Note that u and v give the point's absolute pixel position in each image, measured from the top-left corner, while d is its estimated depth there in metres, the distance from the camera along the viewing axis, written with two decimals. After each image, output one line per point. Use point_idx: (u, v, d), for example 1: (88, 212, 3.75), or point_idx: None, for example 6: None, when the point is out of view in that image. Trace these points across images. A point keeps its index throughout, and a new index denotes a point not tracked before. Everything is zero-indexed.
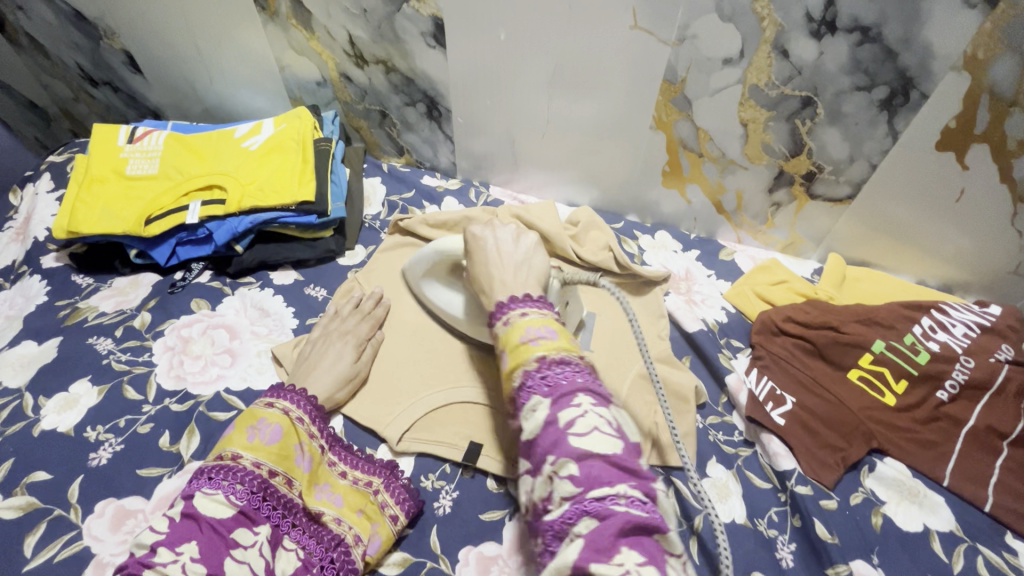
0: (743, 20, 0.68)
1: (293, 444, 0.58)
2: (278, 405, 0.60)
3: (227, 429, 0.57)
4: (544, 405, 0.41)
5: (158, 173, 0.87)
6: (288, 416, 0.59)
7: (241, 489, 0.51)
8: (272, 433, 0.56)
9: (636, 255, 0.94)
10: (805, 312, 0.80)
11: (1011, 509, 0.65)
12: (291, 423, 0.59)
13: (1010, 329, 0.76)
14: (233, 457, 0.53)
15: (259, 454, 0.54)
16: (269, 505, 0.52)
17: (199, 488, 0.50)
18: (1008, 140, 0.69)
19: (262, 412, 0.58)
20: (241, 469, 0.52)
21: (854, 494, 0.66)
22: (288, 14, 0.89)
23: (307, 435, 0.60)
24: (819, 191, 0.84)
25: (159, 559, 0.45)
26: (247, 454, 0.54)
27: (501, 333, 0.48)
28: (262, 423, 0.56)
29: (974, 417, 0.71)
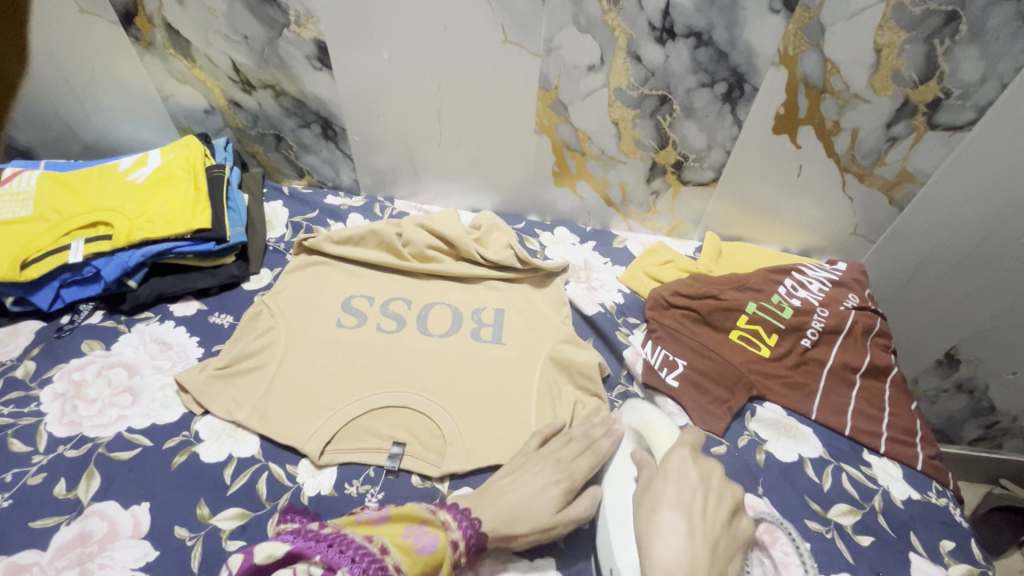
0: (598, 31, 0.77)
1: (434, 567, 0.54)
2: (439, 515, 0.57)
3: (388, 513, 0.57)
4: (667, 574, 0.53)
5: (33, 214, 0.83)
6: (445, 532, 0.56)
7: None
8: (425, 543, 0.54)
9: (539, 251, 1.00)
10: (688, 286, 0.89)
11: (865, 430, 0.77)
12: (443, 536, 0.55)
13: (854, 280, 0.90)
14: (382, 546, 0.52)
15: (404, 558, 0.52)
16: None
17: (344, 564, 0.50)
18: (826, 120, 0.83)
19: (426, 517, 0.56)
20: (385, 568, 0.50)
21: (741, 438, 0.75)
22: (165, 44, 0.88)
23: (450, 555, 0.55)
24: (688, 177, 0.94)
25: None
26: (397, 553, 0.52)
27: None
28: (421, 529, 0.55)
29: (832, 357, 0.83)
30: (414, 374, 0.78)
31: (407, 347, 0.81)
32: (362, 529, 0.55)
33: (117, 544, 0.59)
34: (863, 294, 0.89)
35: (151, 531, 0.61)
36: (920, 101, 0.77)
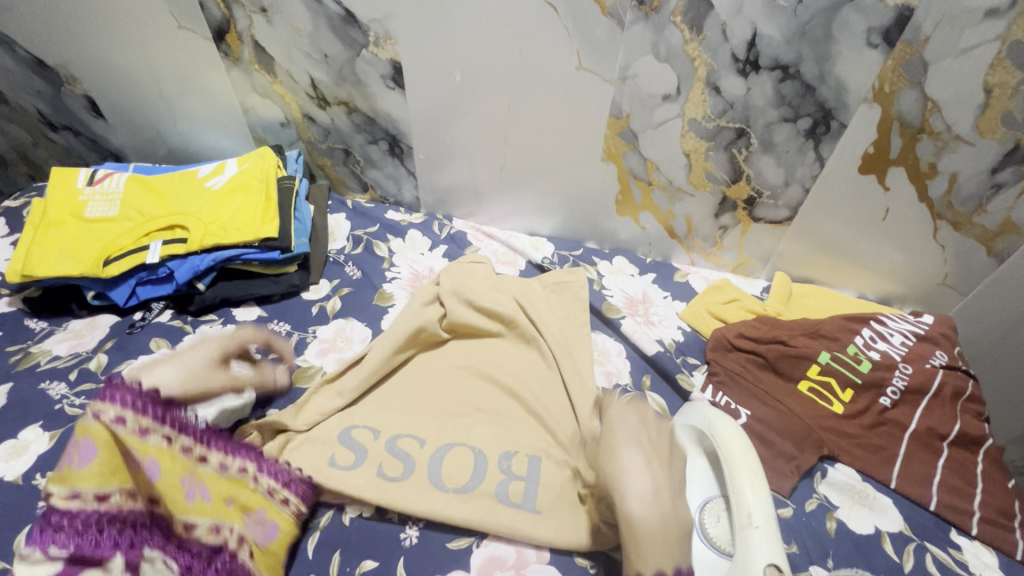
0: (677, 61, 0.74)
1: (122, 456, 0.57)
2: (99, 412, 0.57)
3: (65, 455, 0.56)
4: None
5: (119, 214, 0.88)
6: (108, 425, 0.57)
7: (63, 536, 0.52)
8: (84, 455, 0.55)
9: (596, 280, 0.97)
10: (754, 328, 0.84)
11: (954, 506, 0.69)
12: (113, 438, 0.57)
13: (942, 335, 0.82)
14: (53, 494, 0.54)
15: (74, 484, 0.54)
16: (102, 531, 0.54)
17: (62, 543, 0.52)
18: (921, 162, 0.77)
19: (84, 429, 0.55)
20: (63, 513, 0.53)
21: (809, 501, 0.69)
22: (251, 60, 0.92)
23: (136, 436, 0.58)
24: (760, 214, 0.90)
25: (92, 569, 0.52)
26: (60, 487, 0.54)
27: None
28: (86, 446, 0.55)
29: (915, 421, 0.75)
30: None
31: (451, 399, 0.80)
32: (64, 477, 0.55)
33: None
34: (953, 352, 0.81)
35: None
36: None
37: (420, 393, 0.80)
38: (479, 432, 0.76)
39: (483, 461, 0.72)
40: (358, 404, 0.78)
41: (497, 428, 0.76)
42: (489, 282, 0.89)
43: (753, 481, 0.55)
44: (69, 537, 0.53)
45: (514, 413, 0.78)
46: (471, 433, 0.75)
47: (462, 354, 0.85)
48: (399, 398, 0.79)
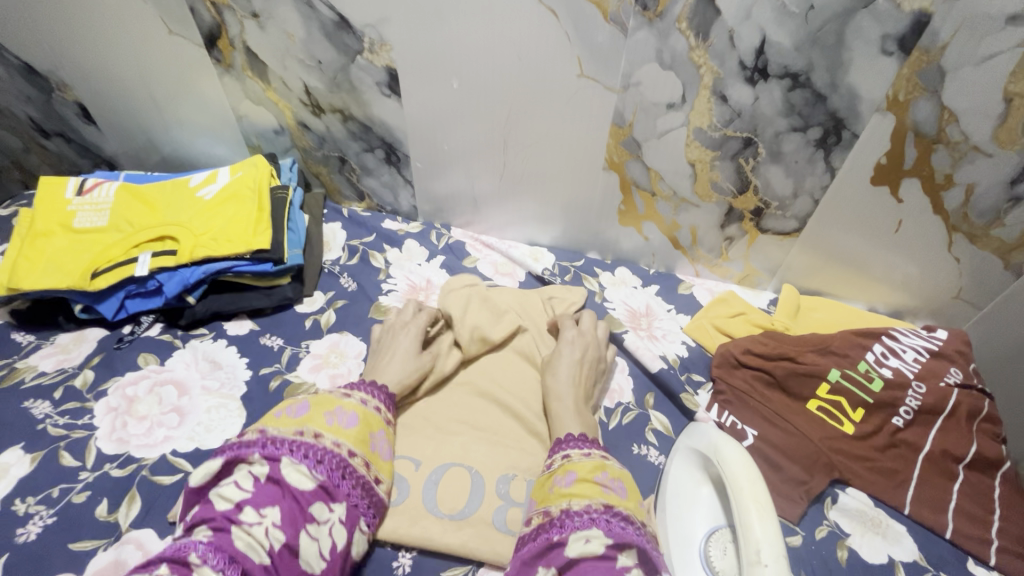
0: (681, 68, 0.72)
1: (369, 431, 0.64)
2: (355, 395, 0.66)
3: (306, 401, 0.63)
4: (599, 538, 0.52)
5: (108, 225, 0.86)
6: (362, 406, 0.65)
7: (323, 465, 0.57)
8: (350, 419, 0.62)
9: (597, 293, 0.95)
10: (762, 344, 0.82)
11: (971, 534, 0.67)
12: (368, 412, 0.65)
13: (956, 352, 0.79)
14: (316, 435, 0.59)
15: (340, 436, 0.60)
16: (346, 484, 0.58)
17: (284, 455, 0.55)
18: (936, 173, 0.74)
19: (343, 399, 0.64)
20: (323, 448, 0.58)
21: (819, 528, 0.66)
22: (243, 66, 0.89)
23: (375, 414, 0.67)
24: (768, 226, 0.87)
25: (244, 517, 0.51)
26: (329, 434, 0.59)
27: (577, 460, 0.61)
28: (307, 401, 0.62)
29: (929, 442, 0.73)
30: None
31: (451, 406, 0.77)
32: (279, 423, 0.60)
33: None
34: (968, 369, 0.78)
35: None
36: None
37: (415, 410, 0.78)
38: (476, 452, 0.73)
39: (480, 485, 0.69)
40: None
41: (494, 447, 0.73)
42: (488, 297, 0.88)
43: (761, 514, 0.52)
44: (327, 469, 0.57)
45: (512, 433, 0.76)
46: (468, 451, 0.73)
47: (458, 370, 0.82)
48: (394, 416, 0.77)
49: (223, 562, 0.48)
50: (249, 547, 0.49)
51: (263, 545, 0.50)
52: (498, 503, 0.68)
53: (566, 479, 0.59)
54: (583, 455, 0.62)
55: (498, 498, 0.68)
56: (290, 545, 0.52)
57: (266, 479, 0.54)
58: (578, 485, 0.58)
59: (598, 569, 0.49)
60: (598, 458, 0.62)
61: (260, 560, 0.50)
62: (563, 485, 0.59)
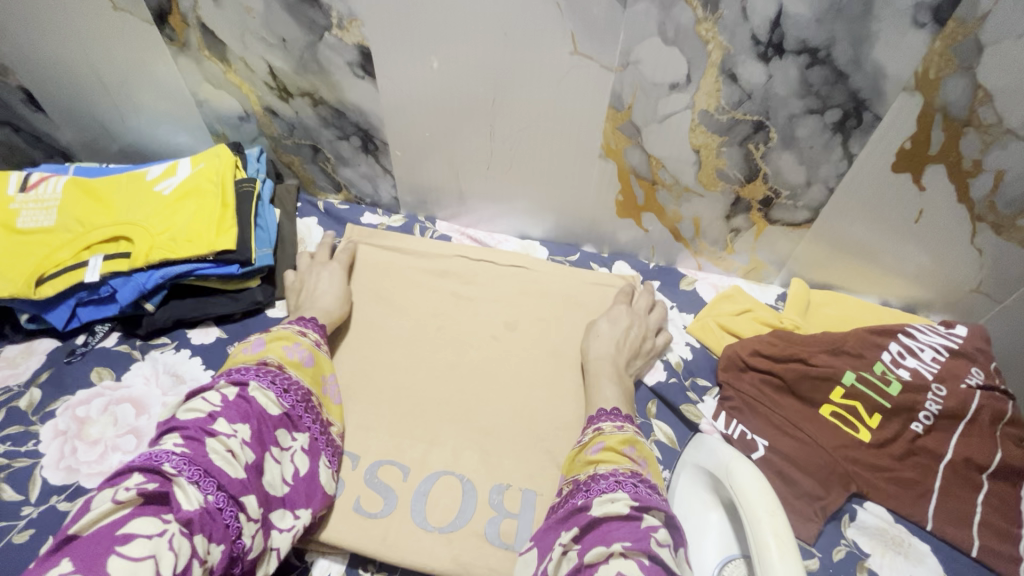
0: (687, 44, 0.64)
1: (324, 375, 0.66)
2: (309, 336, 0.68)
3: (263, 337, 0.64)
4: (625, 501, 0.51)
5: (55, 225, 0.78)
6: (316, 346, 0.68)
7: (286, 394, 0.59)
8: (307, 357, 0.65)
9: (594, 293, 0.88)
10: (771, 345, 0.76)
11: (997, 551, 0.62)
12: (322, 354, 0.68)
13: (977, 351, 0.73)
14: (278, 365, 0.61)
15: (299, 371, 0.63)
16: (309, 417, 0.61)
17: (252, 380, 0.57)
18: (964, 159, 0.67)
19: (301, 338, 0.66)
20: (286, 378, 0.60)
21: (836, 549, 0.62)
22: (200, 45, 0.80)
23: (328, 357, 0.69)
24: (777, 217, 0.80)
25: (218, 431, 0.51)
26: (290, 368, 0.62)
27: (608, 432, 0.61)
28: (264, 338, 0.64)
29: (951, 450, 0.67)
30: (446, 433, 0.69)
31: (439, 416, 0.71)
32: (240, 361, 0.61)
33: None
34: (990, 369, 0.72)
35: None
36: None
37: (399, 415, 0.71)
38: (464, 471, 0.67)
39: (472, 496, 0.64)
40: None
41: (487, 454, 0.67)
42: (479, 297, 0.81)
43: (781, 551, 0.46)
44: (291, 399, 0.59)
45: (504, 437, 0.69)
46: (459, 458, 0.67)
47: (444, 372, 0.75)
48: (379, 416, 0.70)
49: (198, 474, 0.47)
50: (224, 463, 0.49)
51: (238, 460, 0.51)
52: (491, 517, 0.62)
53: (594, 446, 0.59)
54: (614, 428, 0.61)
55: (492, 509, 0.63)
56: (257, 465, 0.53)
57: (234, 398, 0.55)
58: (606, 454, 0.58)
59: (624, 529, 0.49)
60: (629, 433, 0.61)
61: (236, 475, 0.50)
62: (590, 452, 0.59)
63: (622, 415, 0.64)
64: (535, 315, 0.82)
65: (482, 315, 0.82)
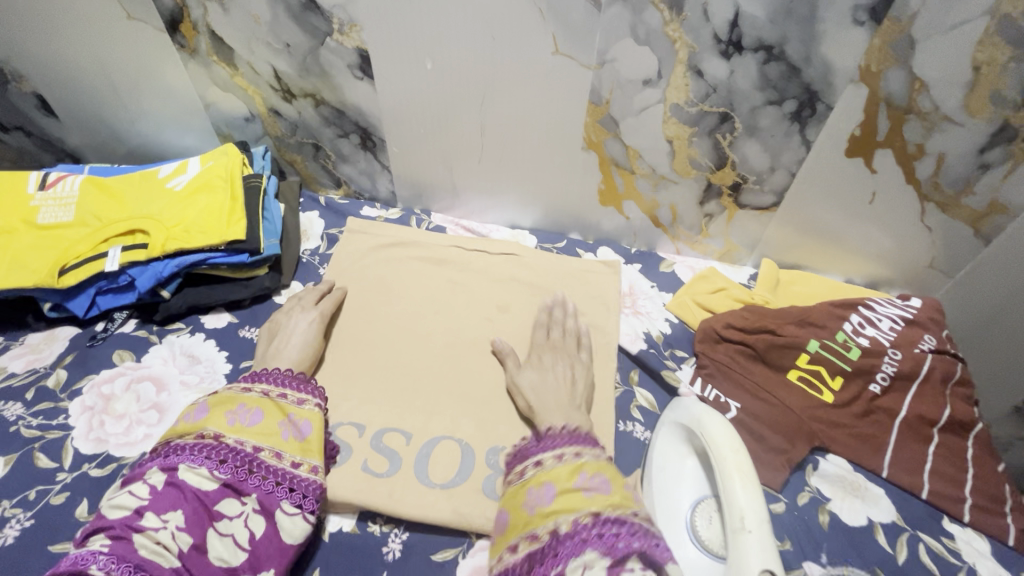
0: (657, 43, 0.71)
1: (278, 422, 0.61)
2: (256, 389, 0.63)
3: (206, 402, 0.61)
4: (599, 564, 0.46)
5: (75, 220, 0.83)
6: (265, 397, 0.63)
7: (225, 465, 0.56)
8: (251, 416, 0.60)
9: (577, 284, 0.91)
10: (743, 318, 0.82)
11: (946, 493, 0.69)
12: (274, 402, 0.63)
13: (930, 320, 0.81)
14: (215, 436, 0.57)
15: (241, 435, 0.58)
16: (257, 477, 0.57)
17: (181, 461, 0.55)
18: (909, 144, 0.75)
19: (242, 397, 0.61)
20: (226, 447, 0.57)
21: (801, 494, 0.68)
22: (209, 51, 0.86)
23: (295, 405, 0.64)
24: (746, 201, 0.87)
25: (146, 525, 0.50)
26: (229, 435, 0.58)
27: (551, 470, 0.58)
28: (206, 402, 0.60)
29: (905, 407, 0.74)
30: (445, 404, 0.75)
31: (439, 388, 0.77)
32: (181, 430, 0.59)
33: None
34: (942, 335, 0.80)
35: None
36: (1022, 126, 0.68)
37: (401, 388, 0.77)
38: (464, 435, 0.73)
39: (471, 456, 0.70)
40: (339, 401, 0.74)
41: (484, 421, 0.73)
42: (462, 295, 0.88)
43: (744, 482, 0.53)
44: (232, 467, 0.56)
45: (499, 406, 0.75)
46: (458, 425, 0.73)
47: (443, 349, 0.81)
48: (383, 390, 0.76)
49: (128, 571, 0.46)
50: (155, 554, 0.49)
51: (171, 549, 0.50)
52: (488, 473, 0.69)
53: (547, 494, 0.56)
54: (557, 461, 0.59)
55: (489, 467, 0.69)
56: (199, 545, 0.51)
57: (163, 485, 0.53)
58: (562, 502, 0.54)
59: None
60: (573, 460, 0.59)
61: (170, 565, 0.49)
62: (545, 502, 0.55)
63: (576, 437, 0.62)
64: (525, 296, 0.88)
65: (477, 297, 0.88)
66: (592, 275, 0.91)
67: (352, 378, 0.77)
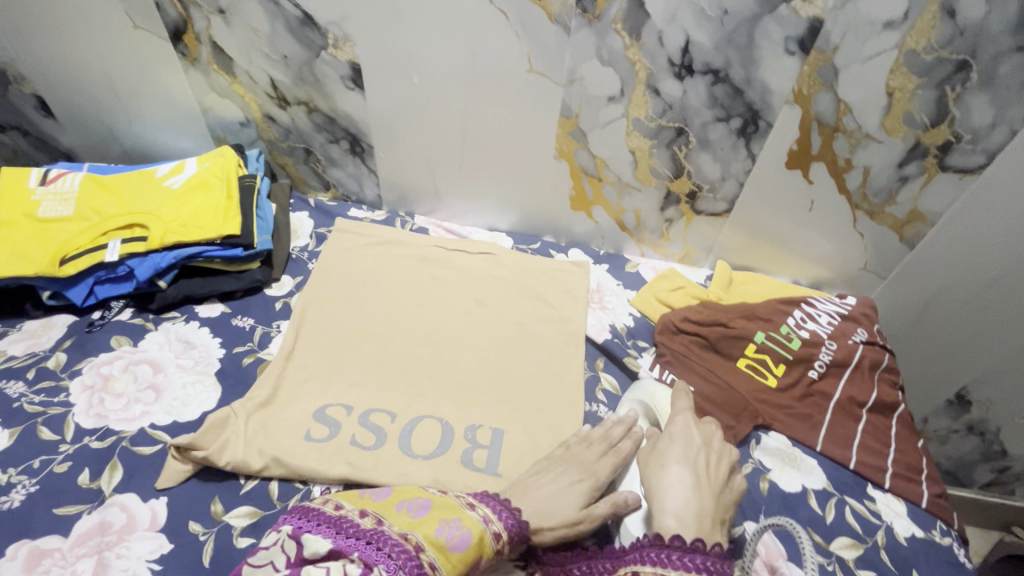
0: (619, 65, 0.80)
1: (478, 556, 0.53)
2: (479, 510, 0.58)
3: (428, 500, 0.57)
4: None
5: (75, 214, 0.87)
6: (484, 525, 0.56)
7: None
8: (460, 537, 0.53)
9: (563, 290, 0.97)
10: (698, 312, 0.91)
11: (870, 464, 0.77)
12: (483, 531, 0.55)
13: (863, 315, 0.91)
14: (415, 544, 0.51)
15: (440, 557, 0.51)
16: None
17: (381, 564, 0.49)
18: (839, 158, 0.85)
19: (464, 513, 0.56)
20: (420, 565, 0.49)
21: (745, 465, 0.76)
22: (209, 60, 0.93)
23: (494, 537, 0.55)
24: (702, 208, 0.97)
25: None
26: (432, 551, 0.51)
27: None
28: (430, 501, 0.57)
29: (838, 391, 0.83)
30: (427, 387, 0.81)
31: (420, 373, 0.83)
32: (375, 505, 0.57)
33: (134, 536, 0.61)
34: (872, 329, 0.90)
35: (168, 525, 0.63)
36: (931, 144, 0.79)
37: (385, 372, 0.82)
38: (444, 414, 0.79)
39: (449, 432, 0.76)
40: (327, 384, 0.80)
41: (462, 402, 0.80)
42: (445, 290, 0.95)
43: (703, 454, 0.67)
44: None
45: (478, 390, 0.82)
46: (438, 405, 0.79)
47: (425, 338, 0.88)
48: (369, 374, 0.82)
49: None
50: None
51: None
52: (465, 446, 0.75)
53: None
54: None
55: (465, 441, 0.76)
56: None
57: None
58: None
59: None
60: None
61: None
62: None
63: (700, 551, 0.55)
64: (502, 291, 0.95)
65: (457, 291, 0.95)
66: (564, 274, 0.99)
67: (339, 362, 0.83)
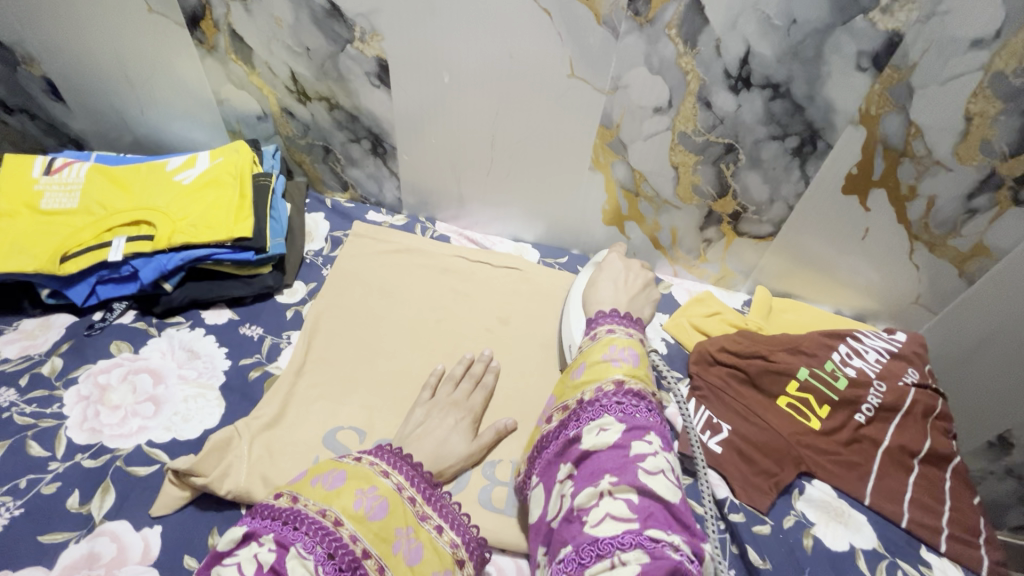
0: (669, 74, 0.74)
1: (398, 528, 0.53)
2: (392, 479, 0.57)
3: (343, 469, 0.55)
4: (615, 428, 0.53)
5: (79, 207, 0.82)
6: (398, 492, 0.56)
7: (330, 563, 0.47)
8: (377, 507, 0.52)
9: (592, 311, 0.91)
10: (737, 342, 0.85)
11: (924, 523, 0.71)
12: (401, 502, 0.55)
13: (914, 354, 0.83)
14: (335, 520, 0.50)
15: (360, 527, 0.50)
16: None
17: (296, 543, 0.47)
18: (902, 184, 0.78)
19: (378, 480, 0.55)
20: (338, 539, 0.49)
21: (787, 518, 0.71)
22: (227, 49, 0.87)
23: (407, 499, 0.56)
24: (744, 229, 0.90)
25: None
26: (349, 523, 0.50)
27: (586, 349, 0.65)
28: (346, 471, 0.55)
29: (888, 438, 0.76)
30: None
31: None
32: (308, 489, 0.53)
33: (123, 571, 0.57)
34: (924, 369, 0.82)
35: (160, 559, 0.58)
36: (1007, 175, 0.72)
37: (400, 393, 0.77)
38: None
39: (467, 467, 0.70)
40: (339, 406, 0.74)
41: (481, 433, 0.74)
42: (466, 304, 0.89)
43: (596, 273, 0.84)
44: (333, 569, 0.47)
45: (499, 417, 0.76)
46: None
47: (444, 357, 0.82)
48: (383, 396, 0.76)
49: None
50: None
51: None
52: (483, 483, 0.69)
53: (578, 370, 0.63)
54: (591, 340, 0.66)
55: (484, 478, 0.70)
56: None
57: (268, 568, 0.45)
58: (591, 372, 0.61)
59: (610, 458, 0.51)
60: (606, 335, 0.65)
61: None
62: (575, 376, 0.62)
63: (622, 316, 0.69)
64: (526, 309, 0.89)
65: (479, 307, 0.89)
66: None
67: (351, 382, 0.77)
